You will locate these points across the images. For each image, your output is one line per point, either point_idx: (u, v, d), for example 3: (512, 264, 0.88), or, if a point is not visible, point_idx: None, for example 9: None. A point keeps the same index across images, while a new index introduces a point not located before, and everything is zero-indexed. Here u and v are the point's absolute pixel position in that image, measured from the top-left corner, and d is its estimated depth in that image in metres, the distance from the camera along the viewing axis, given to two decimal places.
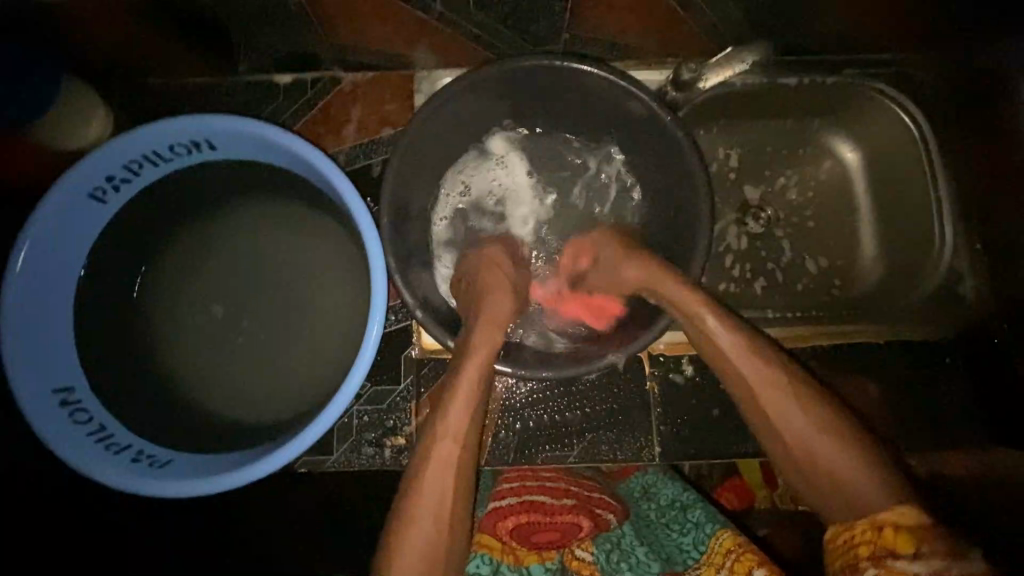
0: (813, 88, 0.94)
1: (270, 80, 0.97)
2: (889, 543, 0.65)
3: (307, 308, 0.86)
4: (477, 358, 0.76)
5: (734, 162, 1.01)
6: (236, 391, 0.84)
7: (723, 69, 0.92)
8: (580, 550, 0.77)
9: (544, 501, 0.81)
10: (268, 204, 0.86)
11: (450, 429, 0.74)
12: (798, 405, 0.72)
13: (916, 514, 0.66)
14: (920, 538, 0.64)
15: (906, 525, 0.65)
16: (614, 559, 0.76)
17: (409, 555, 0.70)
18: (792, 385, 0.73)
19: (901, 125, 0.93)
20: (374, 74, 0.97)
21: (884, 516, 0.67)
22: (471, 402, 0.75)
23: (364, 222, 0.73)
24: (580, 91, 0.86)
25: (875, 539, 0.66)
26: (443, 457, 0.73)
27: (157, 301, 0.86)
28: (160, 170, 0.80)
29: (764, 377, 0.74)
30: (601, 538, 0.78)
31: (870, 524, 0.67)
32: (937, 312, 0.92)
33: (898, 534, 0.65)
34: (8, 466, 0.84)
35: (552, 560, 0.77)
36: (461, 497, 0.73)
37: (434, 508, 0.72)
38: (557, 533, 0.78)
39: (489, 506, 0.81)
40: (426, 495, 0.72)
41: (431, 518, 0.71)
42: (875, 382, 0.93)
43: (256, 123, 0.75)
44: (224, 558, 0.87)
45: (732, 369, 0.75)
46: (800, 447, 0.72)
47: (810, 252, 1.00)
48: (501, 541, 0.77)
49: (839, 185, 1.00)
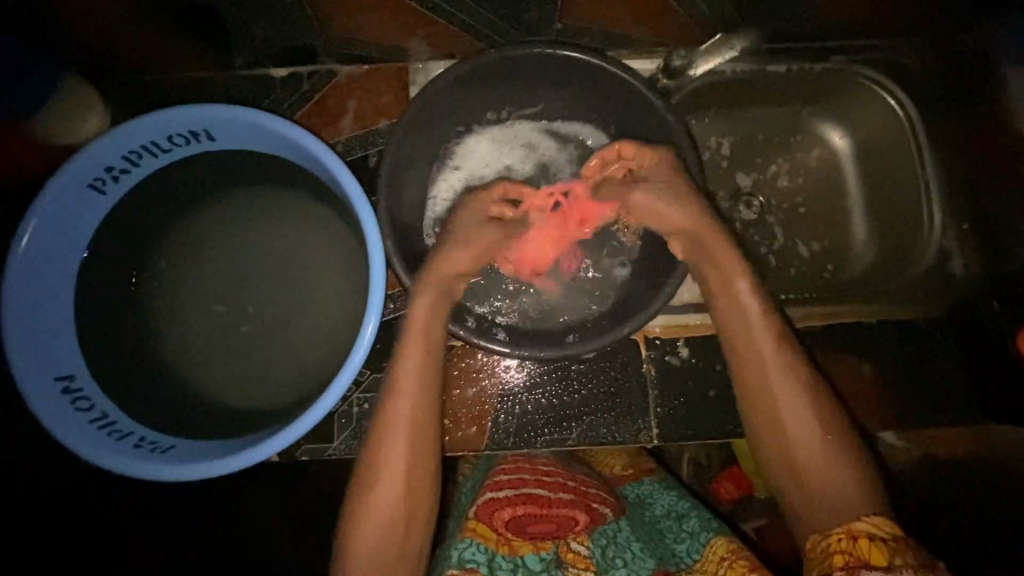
0: (801, 76, 0.96)
1: (267, 74, 0.97)
2: (861, 554, 0.61)
3: (305, 295, 0.87)
4: (430, 315, 0.77)
5: (727, 150, 1.02)
6: (238, 377, 0.85)
7: (711, 55, 0.94)
8: (574, 543, 0.76)
9: (540, 494, 0.77)
10: (263, 192, 0.86)
11: (410, 394, 0.74)
12: (792, 385, 0.72)
13: (890, 525, 0.64)
14: (897, 552, 0.60)
15: (878, 537, 0.62)
16: (610, 555, 0.75)
17: (371, 527, 0.69)
18: (790, 359, 0.73)
19: (886, 108, 0.96)
20: (369, 67, 0.98)
21: (859, 526, 0.64)
22: (429, 366, 0.76)
23: (361, 208, 0.74)
24: (575, 78, 0.88)
25: (848, 548, 0.62)
26: (403, 423, 0.73)
27: (155, 293, 0.86)
28: (160, 161, 0.82)
29: (771, 353, 0.74)
30: (596, 534, 0.77)
31: (846, 534, 0.64)
32: (929, 289, 0.94)
33: (873, 544, 0.61)
34: (8, 466, 0.78)
35: (547, 551, 0.75)
36: (424, 465, 0.73)
37: (395, 479, 0.71)
38: (553, 524, 0.76)
39: (485, 497, 0.77)
40: (387, 463, 0.71)
41: (392, 490, 0.71)
42: (868, 362, 0.94)
43: (253, 111, 0.76)
44: (224, 558, 0.89)
45: (746, 344, 0.75)
46: (787, 428, 0.72)
47: (802, 237, 1.01)
48: (493, 527, 0.75)
49: (828, 172, 1.02)
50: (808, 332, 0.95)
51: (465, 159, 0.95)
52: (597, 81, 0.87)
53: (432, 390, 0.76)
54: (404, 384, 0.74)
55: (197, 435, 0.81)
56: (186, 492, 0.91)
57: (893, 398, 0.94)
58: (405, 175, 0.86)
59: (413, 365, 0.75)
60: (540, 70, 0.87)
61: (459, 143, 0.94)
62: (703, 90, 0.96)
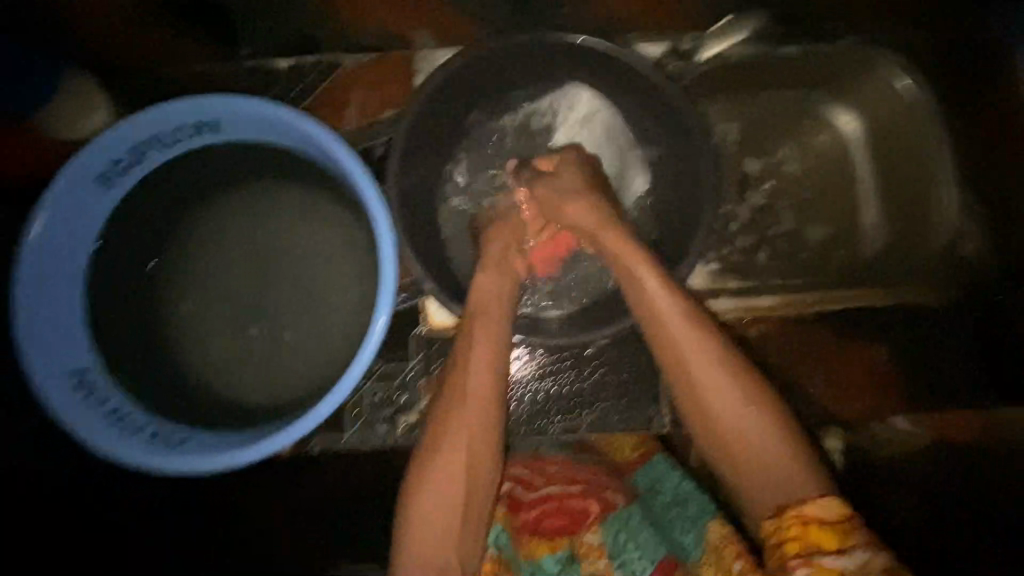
0: (811, 58, 0.93)
1: (269, 66, 0.95)
2: (813, 539, 0.60)
3: (314, 287, 0.86)
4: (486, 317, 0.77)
5: (734, 136, 1.01)
6: (250, 370, 0.85)
7: (720, 38, 0.91)
8: (588, 535, 0.73)
9: (552, 491, 0.76)
10: (272, 186, 0.86)
11: (476, 398, 0.72)
12: (720, 370, 0.68)
13: (839, 506, 0.61)
14: (849, 531, 0.59)
15: (828, 520, 0.60)
16: (621, 540, 0.72)
17: (424, 529, 0.67)
18: (709, 342, 0.70)
19: (896, 90, 0.93)
20: (374, 57, 0.96)
21: (806, 510, 0.61)
22: (496, 359, 0.75)
23: (371, 199, 0.73)
24: (581, 62, 0.86)
25: (801, 535, 0.60)
26: (470, 417, 0.71)
27: (161, 288, 0.85)
28: (165, 153, 0.81)
29: (697, 339, 0.70)
30: (607, 520, 0.74)
31: (797, 518, 0.61)
32: (938, 269, 0.93)
33: (821, 531, 0.60)
34: (8, 467, 0.82)
35: (563, 550, 0.72)
36: (488, 462, 0.71)
37: (457, 474, 0.69)
38: (565, 519, 0.74)
39: (504, 492, 0.78)
40: (452, 458, 0.69)
41: (450, 485, 0.68)
42: (879, 344, 0.94)
43: (257, 102, 0.75)
44: (224, 559, 0.86)
45: (669, 335, 0.71)
46: (717, 421, 0.68)
47: (811, 220, 1.00)
48: (513, 524, 0.75)
49: (837, 155, 1.01)
50: (817, 317, 0.94)
51: (466, 164, 0.94)
52: (602, 66, 0.86)
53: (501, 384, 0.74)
54: (473, 383, 0.73)
55: (209, 428, 0.81)
56: (186, 490, 0.89)
57: (901, 382, 0.93)
58: (413, 165, 0.86)
59: (481, 357, 0.74)
60: (545, 53, 0.85)
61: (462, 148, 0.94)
62: (710, 75, 0.95)
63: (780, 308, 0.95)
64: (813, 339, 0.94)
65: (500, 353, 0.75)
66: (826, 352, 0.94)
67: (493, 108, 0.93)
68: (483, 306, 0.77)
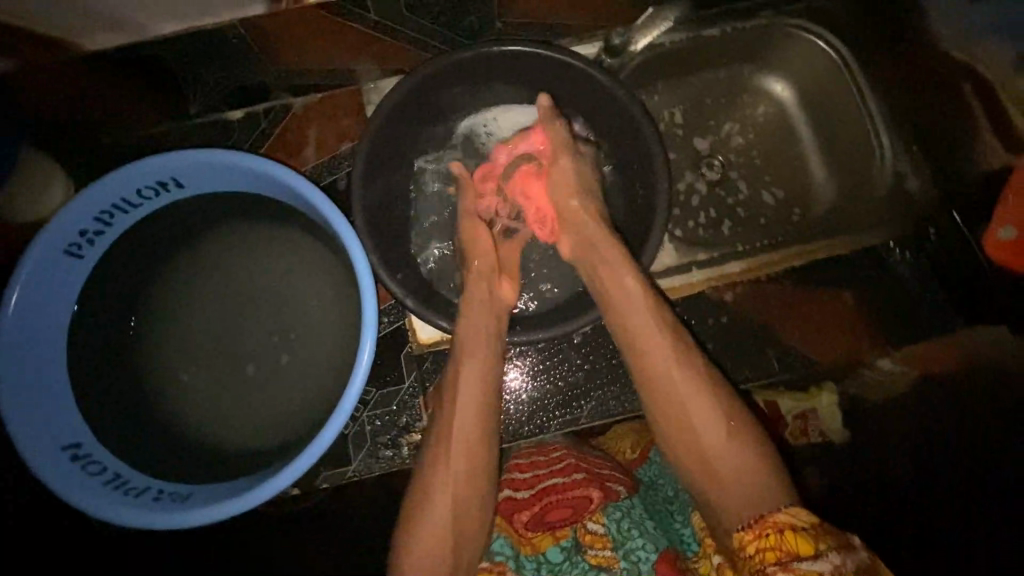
0: (734, 34, 0.99)
1: (222, 117, 0.98)
2: (791, 545, 0.56)
3: (298, 323, 0.87)
4: (474, 348, 0.78)
5: (680, 119, 1.06)
6: (247, 415, 0.85)
7: (648, 29, 0.96)
8: (591, 524, 0.74)
9: (555, 482, 0.77)
10: (243, 232, 0.87)
11: (469, 407, 0.75)
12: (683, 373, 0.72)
13: (808, 513, 0.59)
14: (821, 537, 0.56)
15: (801, 526, 0.57)
16: (625, 527, 0.74)
17: (420, 557, 0.67)
18: (681, 345, 0.74)
19: (818, 50, 0.98)
20: (322, 95, 0.99)
21: (780, 518, 0.59)
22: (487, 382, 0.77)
23: (341, 226, 0.75)
24: (524, 68, 0.90)
25: (779, 543, 0.57)
26: (459, 437, 0.73)
27: (145, 346, 0.86)
28: (131, 217, 0.81)
29: (663, 345, 0.73)
30: (611, 508, 0.75)
31: (773, 526, 0.58)
32: (896, 212, 0.95)
33: (798, 536, 0.56)
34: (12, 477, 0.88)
35: (567, 539, 0.74)
36: (479, 482, 0.72)
37: (448, 500, 0.70)
38: (569, 509, 0.75)
39: (504, 495, 0.79)
40: (442, 482, 0.71)
41: (443, 509, 0.69)
42: (850, 290, 0.96)
43: (215, 153, 0.77)
44: (230, 560, 0.91)
45: (636, 339, 0.75)
46: (687, 415, 0.70)
47: (766, 185, 1.05)
48: (516, 527, 0.75)
49: (777, 122, 1.06)
50: (786, 272, 0.97)
51: (440, 166, 0.98)
52: (547, 72, 0.90)
53: (491, 408, 0.76)
54: (462, 405, 0.75)
55: (213, 479, 0.81)
56: None
57: (874, 323, 0.96)
58: (377, 190, 0.88)
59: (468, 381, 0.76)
60: (488, 67, 0.89)
61: (438, 152, 0.98)
62: (646, 64, 1.00)
63: (752, 272, 0.96)
64: (789, 295, 0.96)
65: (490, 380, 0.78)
66: (803, 306, 0.96)
67: (472, 125, 0.98)
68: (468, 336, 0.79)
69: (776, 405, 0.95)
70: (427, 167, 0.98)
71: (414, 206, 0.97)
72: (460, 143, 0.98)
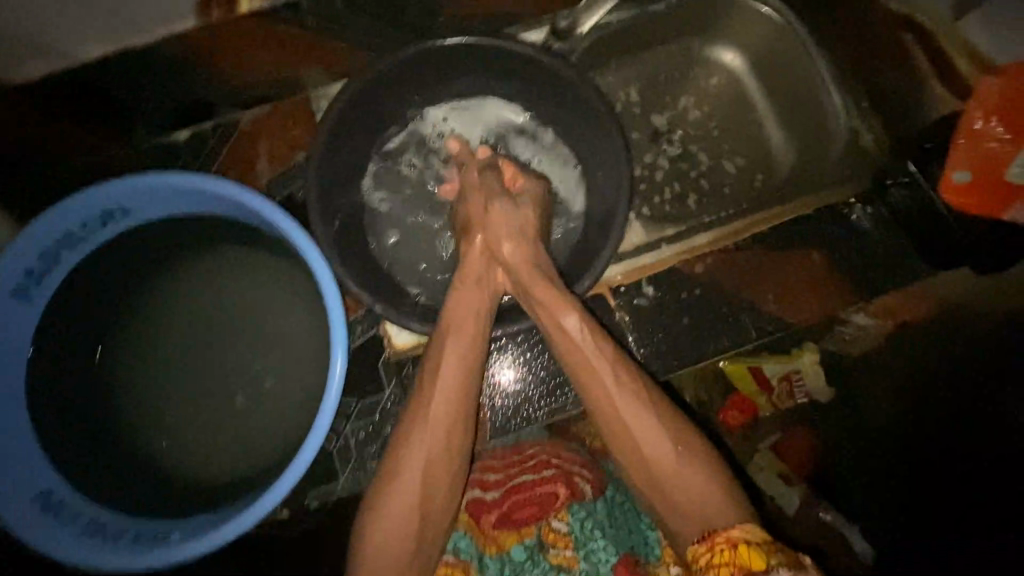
0: (680, 8, 0.99)
1: (168, 141, 0.94)
2: (742, 562, 0.59)
3: (266, 343, 0.84)
4: (452, 330, 0.77)
5: (636, 97, 1.07)
6: (226, 440, 0.83)
7: (593, 10, 0.95)
8: (555, 523, 0.78)
9: (526, 480, 0.81)
10: (200, 255, 0.84)
11: (444, 390, 0.74)
12: (630, 403, 0.73)
13: (761, 529, 0.62)
14: (771, 552, 0.58)
15: (753, 541, 0.60)
16: (588, 527, 0.78)
17: (382, 536, 0.68)
18: (629, 378, 0.74)
19: (761, 15, 0.98)
20: (268, 106, 0.96)
21: (734, 534, 0.62)
22: (466, 364, 0.76)
23: (298, 237, 0.73)
24: (473, 59, 0.89)
25: (731, 558, 0.60)
26: (432, 420, 0.73)
27: (111, 382, 0.82)
28: (80, 251, 0.78)
29: (609, 378, 0.74)
30: (575, 507, 0.79)
31: (727, 541, 0.61)
32: (857, 165, 0.95)
33: (749, 549, 0.59)
34: None
35: (530, 537, 0.78)
36: (450, 464, 0.72)
37: (414, 482, 0.70)
38: (535, 506, 0.79)
39: (473, 494, 0.81)
40: (410, 464, 0.71)
41: (408, 491, 0.70)
42: (819, 250, 0.96)
43: (158, 176, 0.74)
44: None
45: (583, 371, 0.76)
46: (634, 444, 0.72)
47: (726, 155, 1.06)
48: (482, 527, 0.79)
49: (730, 92, 1.07)
50: (753, 239, 0.97)
51: (396, 163, 0.96)
52: (498, 62, 0.89)
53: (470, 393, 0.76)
54: (437, 388, 0.74)
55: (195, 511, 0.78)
56: None
57: (849, 282, 0.95)
58: (334, 198, 0.87)
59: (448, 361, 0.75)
60: (439, 62, 0.88)
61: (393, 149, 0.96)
62: (596, 43, 0.99)
63: (720, 243, 0.95)
64: (761, 261, 0.96)
65: (471, 366, 0.76)
66: (774, 270, 0.96)
67: (432, 117, 0.97)
68: (454, 320, 0.78)
69: (759, 369, 1.00)
70: (383, 167, 0.96)
71: (376, 207, 0.95)
72: (414, 138, 0.97)
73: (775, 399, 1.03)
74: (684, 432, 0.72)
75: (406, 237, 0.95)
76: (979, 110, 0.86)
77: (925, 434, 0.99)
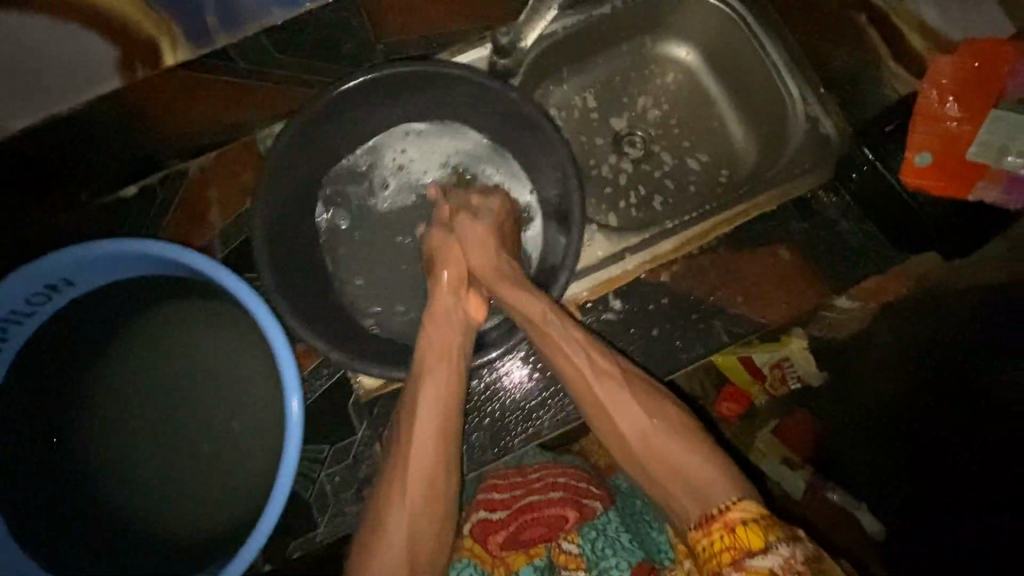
0: (625, 9, 0.97)
1: (117, 197, 0.94)
2: (743, 543, 0.61)
3: (229, 399, 0.83)
4: (430, 366, 0.77)
5: (593, 103, 1.05)
6: (200, 501, 0.82)
7: (532, 23, 0.91)
8: (565, 544, 0.79)
9: (533, 501, 0.81)
10: (152, 315, 0.83)
11: (425, 431, 0.74)
12: (624, 399, 0.75)
13: (755, 505, 0.64)
14: (769, 529, 0.61)
15: (750, 520, 0.63)
16: (599, 547, 0.78)
17: None
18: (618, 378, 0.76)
19: (706, 7, 0.96)
20: (216, 153, 0.96)
21: (731, 515, 0.64)
22: (445, 401, 0.75)
23: (245, 295, 0.72)
24: (416, 87, 0.87)
25: (732, 542, 0.62)
26: (415, 464, 0.72)
27: (77, 454, 0.81)
28: (29, 325, 0.77)
29: (599, 380, 0.76)
30: (585, 529, 0.80)
31: (724, 525, 0.64)
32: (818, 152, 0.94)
33: (748, 530, 0.62)
34: None
35: (541, 557, 0.79)
36: (439, 504, 0.72)
37: (403, 529, 0.69)
38: (545, 527, 0.79)
39: (478, 517, 0.81)
40: (398, 511, 0.70)
41: (398, 540, 0.69)
42: (785, 245, 0.94)
43: (97, 246, 0.73)
44: None
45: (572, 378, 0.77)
46: (634, 441, 0.73)
47: (689, 153, 1.04)
48: (489, 549, 0.79)
49: (687, 88, 1.05)
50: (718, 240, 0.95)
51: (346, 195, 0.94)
52: (442, 86, 0.87)
53: (452, 430, 0.75)
54: (417, 431, 0.74)
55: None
56: None
57: (818, 272, 0.94)
58: (286, 241, 0.85)
59: (425, 401, 0.75)
60: (382, 92, 0.86)
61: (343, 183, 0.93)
62: (544, 54, 0.97)
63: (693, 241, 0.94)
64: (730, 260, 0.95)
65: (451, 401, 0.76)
66: (744, 269, 0.94)
67: (387, 139, 0.95)
68: (431, 355, 0.77)
69: (750, 358, 1.01)
70: (331, 202, 0.93)
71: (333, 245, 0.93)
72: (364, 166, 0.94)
73: (769, 387, 1.03)
74: (679, 424, 0.73)
75: (367, 271, 0.93)
76: (935, 90, 0.84)
77: (913, 416, 0.97)
